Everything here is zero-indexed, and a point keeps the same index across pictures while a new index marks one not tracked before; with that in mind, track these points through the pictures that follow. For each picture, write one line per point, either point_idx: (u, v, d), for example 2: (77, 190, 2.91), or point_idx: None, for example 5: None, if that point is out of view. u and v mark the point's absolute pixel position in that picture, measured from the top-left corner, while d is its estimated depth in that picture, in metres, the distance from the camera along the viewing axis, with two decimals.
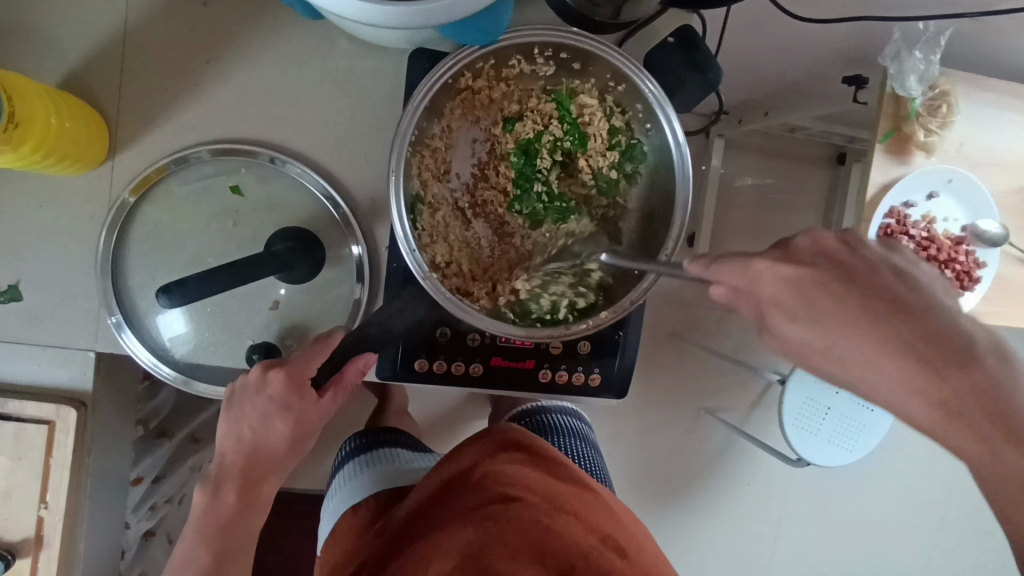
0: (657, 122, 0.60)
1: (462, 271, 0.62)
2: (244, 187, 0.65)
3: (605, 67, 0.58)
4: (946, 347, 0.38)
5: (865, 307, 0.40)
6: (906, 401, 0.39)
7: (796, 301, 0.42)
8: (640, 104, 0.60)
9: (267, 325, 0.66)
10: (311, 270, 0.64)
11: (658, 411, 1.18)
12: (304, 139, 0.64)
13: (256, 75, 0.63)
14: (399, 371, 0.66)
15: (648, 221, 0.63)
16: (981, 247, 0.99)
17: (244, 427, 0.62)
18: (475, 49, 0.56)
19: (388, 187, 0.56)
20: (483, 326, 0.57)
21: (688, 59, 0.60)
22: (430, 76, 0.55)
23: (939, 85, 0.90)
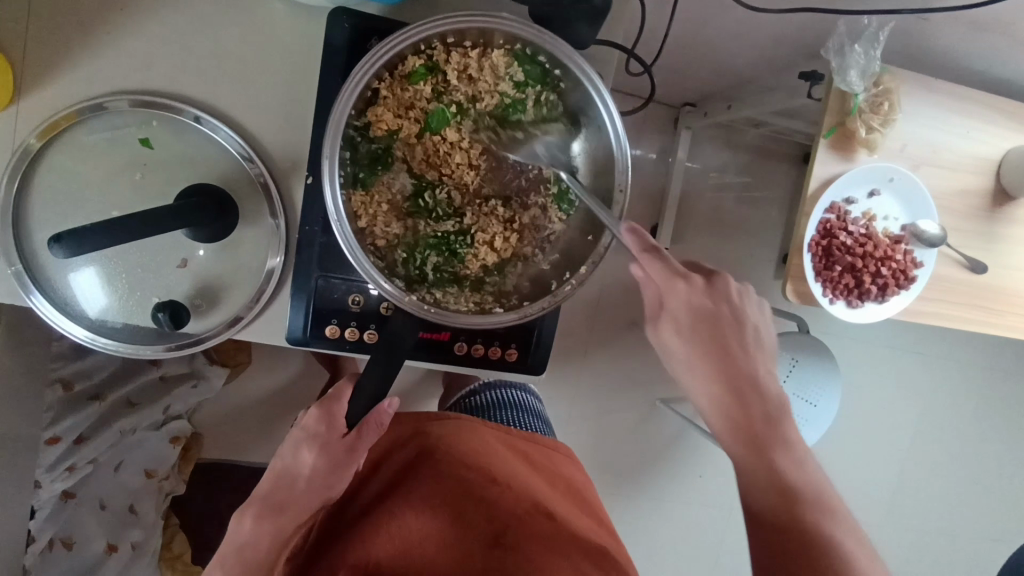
0: (565, 69, 0.59)
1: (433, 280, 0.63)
2: (154, 140, 0.63)
3: (498, 37, 0.58)
4: (754, 383, 0.59)
5: (721, 363, 0.59)
6: (699, 389, 0.60)
7: (687, 318, 0.58)
8: (543, 57, 0.59)
9: (177, 285, 0.65)
10: (222, 228, 0.63)
11: (611, 399, 1.25)
12: (221, 94, 0.63)
13: (172, 24, 0.61)
14: (310, 338, 0.65)
15: (599, 161, 0.62)
16: (919, 247, 1.00)
17: (286, 454, 0.67)
18: (365, 66, 0.56)
19: (337, 232, 0.58)
20: (472, 323, 0.60)
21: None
22: (336, 111, 0.56)
23: (882, 82, 0.91)
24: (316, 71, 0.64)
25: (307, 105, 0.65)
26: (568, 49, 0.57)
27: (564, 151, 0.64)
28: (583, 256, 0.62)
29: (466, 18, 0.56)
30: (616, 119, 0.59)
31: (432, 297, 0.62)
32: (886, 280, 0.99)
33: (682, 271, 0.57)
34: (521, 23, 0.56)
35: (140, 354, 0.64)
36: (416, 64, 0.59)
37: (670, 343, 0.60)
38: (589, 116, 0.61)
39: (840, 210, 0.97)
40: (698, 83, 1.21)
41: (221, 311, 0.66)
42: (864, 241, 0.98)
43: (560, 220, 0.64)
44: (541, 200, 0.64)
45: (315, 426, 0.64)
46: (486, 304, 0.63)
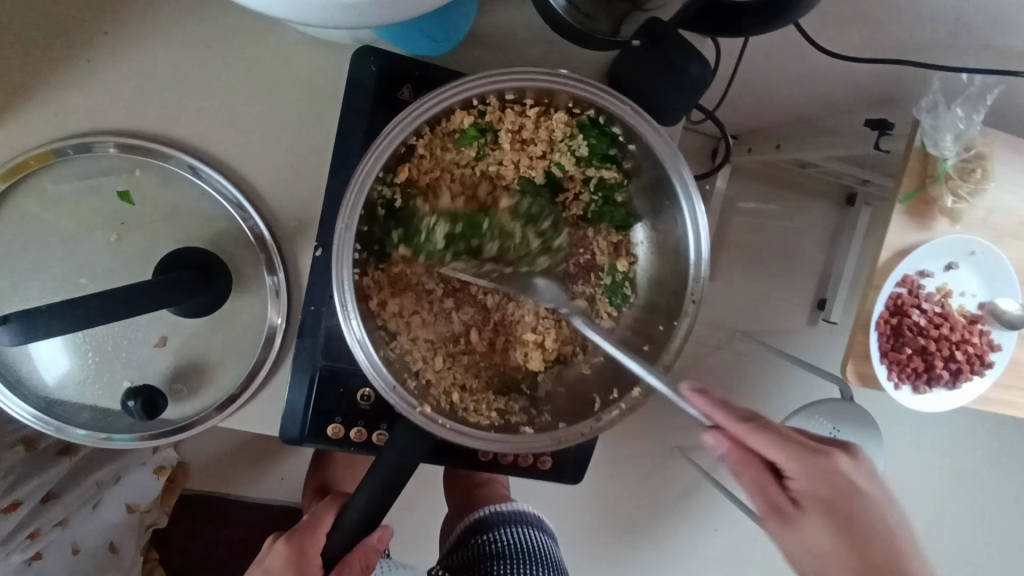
0: (643, 143, 0.49)
1: (450, 384, 0.51)
2: (136, 193, 0.53)
3: (567, 98, 0.47)
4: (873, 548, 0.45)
5: (814, 518, 0.46)
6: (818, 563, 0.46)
7: (825, 484, 0.45)
8: (617, 127, 0.48)
9: (153, 364, 0.54)
10: (212, 301, 0.53)
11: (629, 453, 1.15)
12: (222, 139, 0.53)
13: (167, 57, 0.51)
14: (306, 436, 0.54)
15: (663, 256, 0.53)
16: (998, 328, 0.90)
17: None
18: (401, 120, 0.45)
19: (343, 321, 0.46)
20: (496, 446, 0.47)
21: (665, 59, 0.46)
22: (358, 171, 0.45)
23: (975, 146, 0.80)
24: (335, 118, 0.54)
25: (320, 158, 0.54)
26: (655, 128, 0.47)
27: (625, 236, 0.54)
28: (637, 369, 0.52)
29: (531, 74, 0.45)
30: (698, 215, 0.48)
31: (449, 403, 0.50)
32: (961, 366, 0.88)
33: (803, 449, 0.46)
34: (599, 87, 0.46)
35: (109, 444, 0.54)
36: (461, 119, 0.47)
37: (816, 532, 0.46)
38: (664, 202, 0.51)
39: (913, 284, 0.86)
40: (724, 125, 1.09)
41: (203, 396, 0.56)
42: (939, 321, 0.88)
43: (612, 317, 0.55)
44: (590, 290, 0.55)
45: (282, 568, 0.55)
46: (512, 418, 0.51)
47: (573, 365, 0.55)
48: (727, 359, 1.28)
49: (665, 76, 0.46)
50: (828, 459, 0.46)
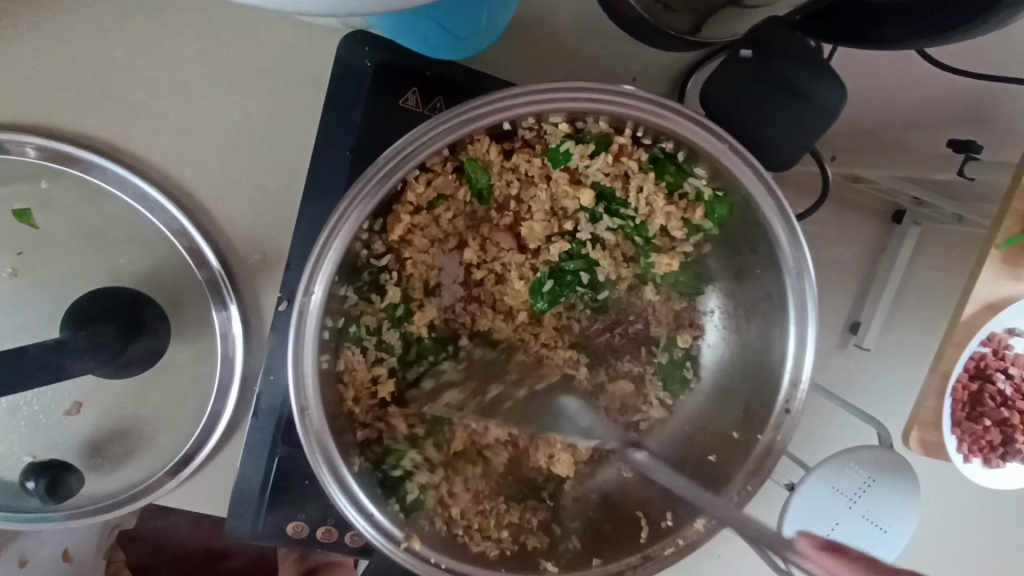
0: (738, 193, 0.35)
1: (449, 491, 0.38)
2: (41, 214, 0.40)
3: (635, 125, 0.34)
4: None
5: None
6: None
7: None
8: (703, 168, 0.35)
9: (64, 434, 0.42)
10: (140, 361, 0.40)
11: None
12: (161, 145, 0.39)
13: (88, 30, 0.38)
14: (262, 535, 0.41)
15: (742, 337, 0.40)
16: None
17: None
18: (396, 151, 0.31)
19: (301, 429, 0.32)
20: None
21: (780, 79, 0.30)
22: (333, 216, 0.31)
23: None
24: (315, 124, 0.40)
25: (293, 172, 0.41)
26: (762, 175, 0.32)
27: (692, 303, 0.41)
28: (699, 489, 0.38)
29: (590, 92, 0.31)
30: (813, 300, 0.34)
31: (444, 521, 0.37)
32: None
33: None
34: (686, 115, 0.32)
35: (30, 526, 0.42)
36: (486, 146, 0.34)
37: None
38: (753, 270, 0.37)
39: None
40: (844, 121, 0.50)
41: (130, 473, 0.44)
42: None
43: (665, 406, 0.42)
44: (637, 368, 0.42)
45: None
46: (527, 539, 0.39)
47: (610, 466, 0.42)
48: None
49: (774, 107, 0.32)
50: None
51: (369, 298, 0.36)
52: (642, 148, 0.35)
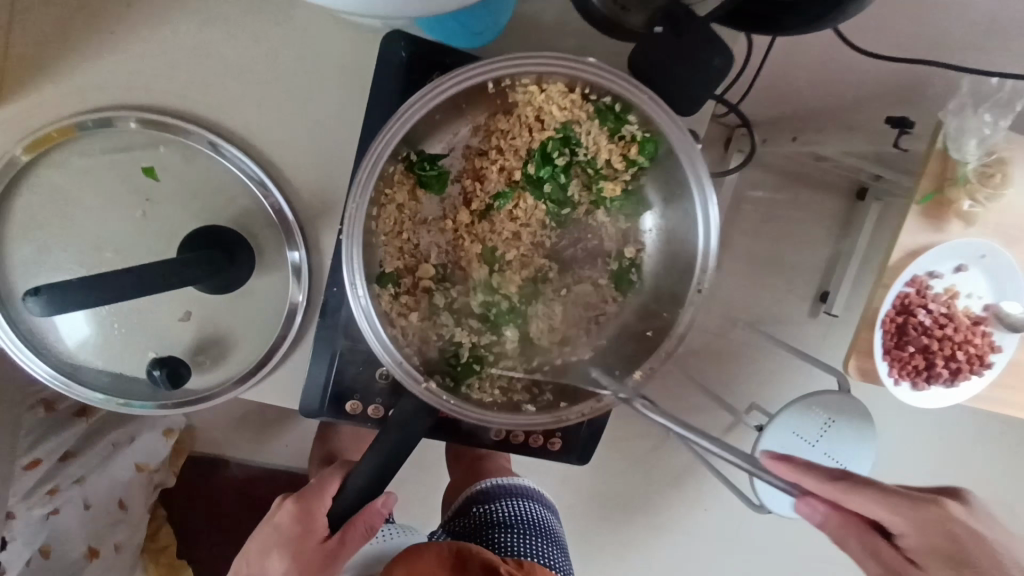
0: (657, 132, 0.48)
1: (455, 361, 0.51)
2: (160, 169, 0.53)
3: (584, 84, 0.47)
4: None
5: None
6: None
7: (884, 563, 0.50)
8: (634, 117, 0.48)
9: (177, 337, 0.55)
10: (237, 279, 0.53)
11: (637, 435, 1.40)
12: (248, 119, 0.52)
13: (191, 29, 0.50)
14: (326, 410, 0.55)
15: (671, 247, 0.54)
16: (1000, 329, 0.92)
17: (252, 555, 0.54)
18: (412, 102, 0.44)
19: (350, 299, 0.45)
20: (500, 424, 0.48)
21: (679, 47, 0.44)
22: (370, 144, 0.44)
23: (997, 151, 0.80)
24: (361, 103, 0.53)
25: (346, 137, 0.54)
26: (671, 116, 0.46)
27: (631, 224, 0.55)
28: (640, 354, 0.52)
29: (549, 60, 0.45)
30: (711, 203, 0.48)
31: (454, 381, 0.50)
32: (962, 365, 0.90)
33: (901, 498, 0.44)
34: (619, 75, 0.45)
35: (127, 410, 0.56)
36: (475, 100, 0.48)
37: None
38: (676, 192, 0.51)
39: (923, 284, 0.86)
40: (765, 105, 0.95)
41: (226, 369, 0.57)
42: (944, 321, 0.89)
43: (616, 301, 0.55)
44: (596, 275, 0.55)
45: (288, 527, 0.51)
46: (515, 396, 0.51)
47: (576, 348, 0.55)
48: None
49: (682, 68, 0.45)
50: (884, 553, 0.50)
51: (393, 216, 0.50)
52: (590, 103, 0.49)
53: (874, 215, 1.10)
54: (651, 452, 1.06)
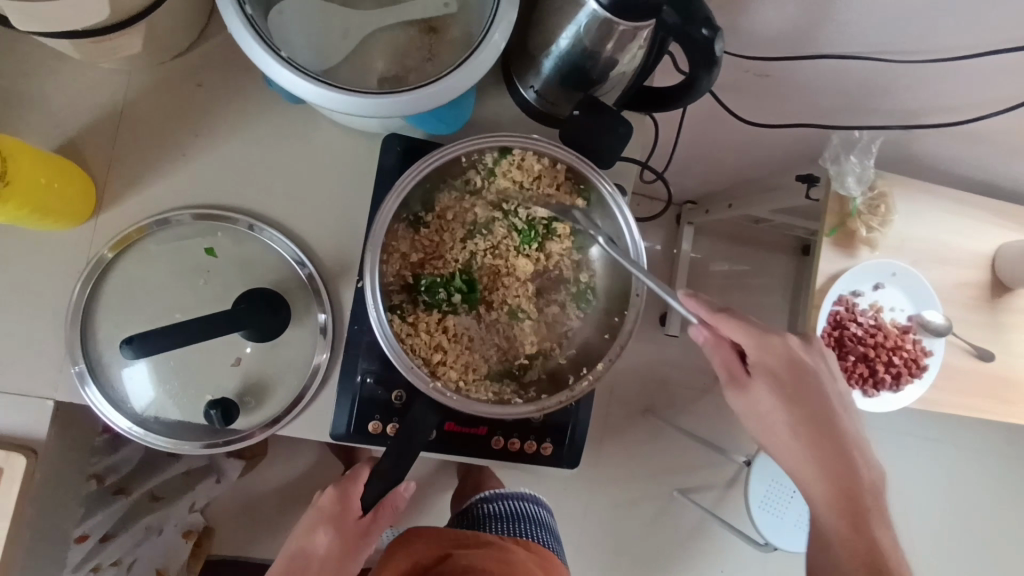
0: (589, 183, 0.66)
1: (455, 371, 0.65)
2: (218, 249, 0.69)
3: (531, 153, 0.65)
4: (816, 410, 0.63)
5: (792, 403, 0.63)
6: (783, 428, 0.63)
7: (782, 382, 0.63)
8: (571, 173, 0.66)
9: (228, 382, 0.68)
10: (276, 328, 0.66)
11: (639, 477, 1.56)
12: (282, 207, 0.69)
13: (240, 147, 0.69)
14: (353, 432, 0.67)
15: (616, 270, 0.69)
16: (928, 336, 1.05)
17: (297, 541, 0.68)
18: (410, 176, 0.61)
19: (373, 323, 0.60)
20: (495, 413, 0.61)
21: (599, 122, 0.62)
22: (381, 208, 0.61)
23: (877, 186, 0.99)
24: (367, 187, 0.70)
25: (357, 214, 0.70)
26: (597, 171, 0.64)
27: (582, 254, 0.70)
28: (600, 353, 0.67)
29: (504, 138, 0.63)
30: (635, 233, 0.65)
31: (455, 384, 0.64)
32: (900, 369, 1.03)
33: (759, 332, 0.63)
34: (555, 144, 0.63)
35: (185, 449, 0.67)
36: (453, 172, 0.66)
37: (762, 399, 0.63)
38: (610, 227, 0.68)
39: (848, 302, 1.01)
40: (703, 183, 1.39)
41: (268, 406, 0.69)
42: (874, 331, 1.04)
43: (578, 317, 0.70)
44: (560, 298, 0.70)
45: (330, 508, 0.67)
46: (504, 395, 0.65)
47: (552, 357, 0.69)
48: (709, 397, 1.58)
49: (604, 134, 0.62)
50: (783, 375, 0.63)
51: (398, 263, 0.65)
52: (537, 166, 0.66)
53: (770, 268, 1.60)
54: (623, 455, 1.56)
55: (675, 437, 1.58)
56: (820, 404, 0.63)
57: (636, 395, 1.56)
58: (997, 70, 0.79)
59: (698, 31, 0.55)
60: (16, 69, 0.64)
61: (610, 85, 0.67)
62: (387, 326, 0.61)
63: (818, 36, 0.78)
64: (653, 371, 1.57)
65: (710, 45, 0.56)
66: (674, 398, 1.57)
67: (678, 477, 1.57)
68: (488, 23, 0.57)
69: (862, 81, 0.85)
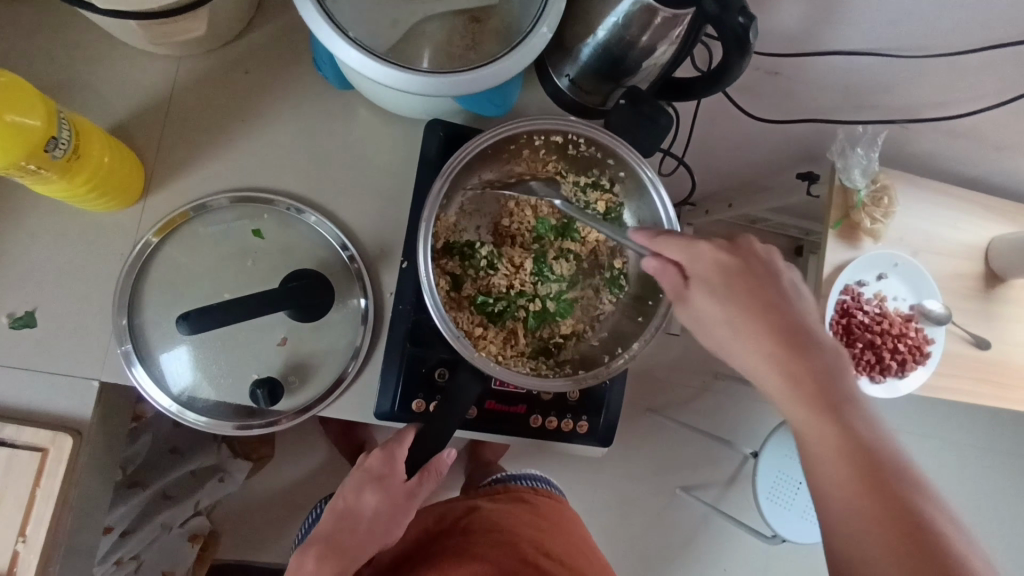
0: (629, 169, 0.68)
1: (495, 344, 0.67)
2: (264, 231, 0.70)
3: (574, 137, 0.68)
4: (790, 334, 0.50)
5: (756, 317, 0.51)
6: (750, 355, 0.51)
7: (720, 280, 0.53)
8: (612, 160, 0.69)
9: (272, 362, 0.69)
10: (322, 309, 0.67)
11: (645, 474, 1.58)
12: (324, 191, 0.71)
13: (283, 134, 0.70)
14: (397, 411, 0.68)
15: (650, 258, 0.71)
16: (929, 324, 1.09)
17: (343, 497, 0.66)
18: (461, 152, 0.63)
19: (424, 294, 0.61)
20: (533, 386, 0.61)
21: (641, 114, 0.65)
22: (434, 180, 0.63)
23: (880, 180, 1.04)
24: (407, 174, 0.72)
25: (398, 199, 0.72)
26: (638, 157, 0.66)
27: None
28: (633, 335, 0.68)
29: (550, 119, 0.65)
30: (672, 218, 0.67)
31: (495, 357, 0.65)
32: (905, 355, 1.07)
33: (685, 239, 0.55)
34: (599, 128, 0.65)
35: (229, 429, 0.67)
36: (500, 151, 0.68)
37: (704, 309, 0.54)
38: (647, 214, 0.70)
39: (854, 292, 1.06)
40: (703, 183, 1.43)
41: (311, 387, 0.69)
42: (879, 319, 1.08)
43: (611, 301, 0.71)
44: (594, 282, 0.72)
45: (376, 470, 0.64)
46: (541, 370, 0.66)
47: (585, 339, 0.70)
48: (712, 394, 1.61)
49: (645, 127, 0.66)
50: (733, 258, 0.54)
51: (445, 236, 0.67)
52: (579, 151, 0.70)
53: (766, 269, 1.65)
54: (629, 454, 1.58)
55: (679, 434, 1.60)
56: (796, 324, 0.51)
57: (640, 393, 1.59)
58: (988, 65, 0.84)
59: (734, 19, 0.58)
60: (69, 54, 0.66)
61: (642, 76, 0.71)
62: (436, 297, 0.62)
63: (827, 33, 0.83)
64: (656, 369, 1.60)
65: (745, 33, 0.59)
66: (676, 395, 1.60)
67: (682, 475, 1.59)
68: (537, 14, 0.60)
69: (866, 77, 0.90)
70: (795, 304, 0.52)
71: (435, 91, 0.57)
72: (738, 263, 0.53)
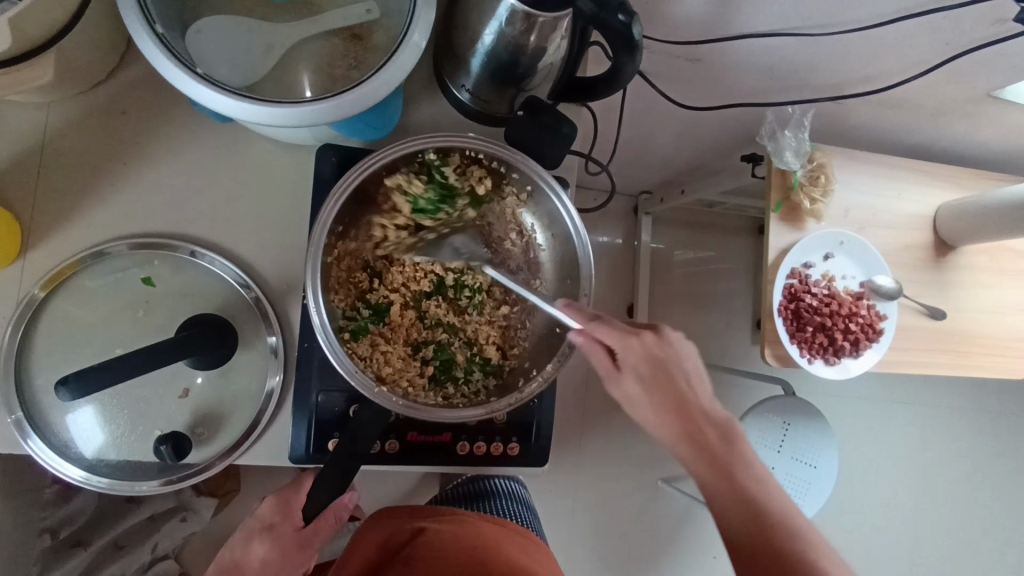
0: (533, 183, 0.66)
1: (403, 375, 0.65)
2: (156, 278, 0.66)
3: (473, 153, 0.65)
4: (699, 415, 0.56)
5: (678, 406, 0.56)
6: (667, 432, 0.57)
7: (647, 369, 0.57)
8: (515, 174, 0.66)
9: (178, 414, 0.66)
10: (222, 356, 0.65)
11: (623, 470, 1.56)
12: (219, 230, 0.68)
13: (169, 173, 0.67)
14: (313, 454, 0.66)
15: (564, 272, 0.69)
16: (880, 300, 1.08)
17: (232, 553, 0.66)
18: (349, 181, 0.61)
19: (318, 335, 0.59)
20: (440, 419, 0.60)
21: (540, 122, 0.62)
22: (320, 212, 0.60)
23: (816, 158, 1.02)
24: (306, 203, 0.69)
25: (299, 230, 0.69)
26: (538, 171, 0.64)
27: (530, 256, 0.70)
28: (549, 353, 0.66)
29: (442, 138, 0.62)
30: (579, 228, 0.65)
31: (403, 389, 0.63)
32: (857, 334, 1.05)
33: (625, 326, 0.57)
34: (494, 142, 0.62)
35: (136, 490, 0.64)
36: (395, 173, 0.65)
37: (631, 392, 0.58)
38: (557, 227, 0.68)
39: (801, 274, 1.04)
40: (653, 172, 1.40)
41: (222, 437, 0.67)
42: (829, 300, 1.05)
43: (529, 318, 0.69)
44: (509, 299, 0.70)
45: (272, 516, 0.65)
46: (453, 398, 0.65)
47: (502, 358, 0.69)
48: None
49: (546, 136, 0.63)
50: (659, 348, 0.57)
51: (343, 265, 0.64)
52: (480, 166, 0.67)
53: (729, 251, 1.62)
54: (604, 451, 1.56)
55: None
56: (705, 409, 0.57)
57: None
58: (907, 37, 0.82)
59: (614, 17, 0.55)
60: None
61: (541, 78, 0.68)
62: (332, 335, 0.60)
63: (737, 18, 0.80)
64: None
65: (628, 30, 0.56)
66: None
67: (660, 468, 1.58)
68: (406, 25, 0.57)
69: (786, 58, 0.88)
70: (700, 379, 0.58)
71: (305, 120, 0.55)
72: (659, 350, 0.57)
